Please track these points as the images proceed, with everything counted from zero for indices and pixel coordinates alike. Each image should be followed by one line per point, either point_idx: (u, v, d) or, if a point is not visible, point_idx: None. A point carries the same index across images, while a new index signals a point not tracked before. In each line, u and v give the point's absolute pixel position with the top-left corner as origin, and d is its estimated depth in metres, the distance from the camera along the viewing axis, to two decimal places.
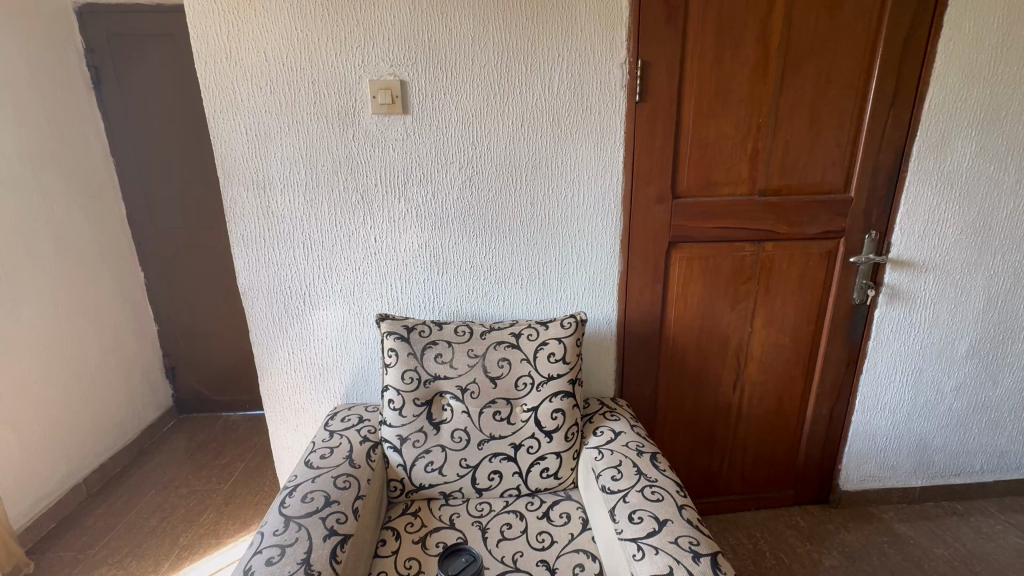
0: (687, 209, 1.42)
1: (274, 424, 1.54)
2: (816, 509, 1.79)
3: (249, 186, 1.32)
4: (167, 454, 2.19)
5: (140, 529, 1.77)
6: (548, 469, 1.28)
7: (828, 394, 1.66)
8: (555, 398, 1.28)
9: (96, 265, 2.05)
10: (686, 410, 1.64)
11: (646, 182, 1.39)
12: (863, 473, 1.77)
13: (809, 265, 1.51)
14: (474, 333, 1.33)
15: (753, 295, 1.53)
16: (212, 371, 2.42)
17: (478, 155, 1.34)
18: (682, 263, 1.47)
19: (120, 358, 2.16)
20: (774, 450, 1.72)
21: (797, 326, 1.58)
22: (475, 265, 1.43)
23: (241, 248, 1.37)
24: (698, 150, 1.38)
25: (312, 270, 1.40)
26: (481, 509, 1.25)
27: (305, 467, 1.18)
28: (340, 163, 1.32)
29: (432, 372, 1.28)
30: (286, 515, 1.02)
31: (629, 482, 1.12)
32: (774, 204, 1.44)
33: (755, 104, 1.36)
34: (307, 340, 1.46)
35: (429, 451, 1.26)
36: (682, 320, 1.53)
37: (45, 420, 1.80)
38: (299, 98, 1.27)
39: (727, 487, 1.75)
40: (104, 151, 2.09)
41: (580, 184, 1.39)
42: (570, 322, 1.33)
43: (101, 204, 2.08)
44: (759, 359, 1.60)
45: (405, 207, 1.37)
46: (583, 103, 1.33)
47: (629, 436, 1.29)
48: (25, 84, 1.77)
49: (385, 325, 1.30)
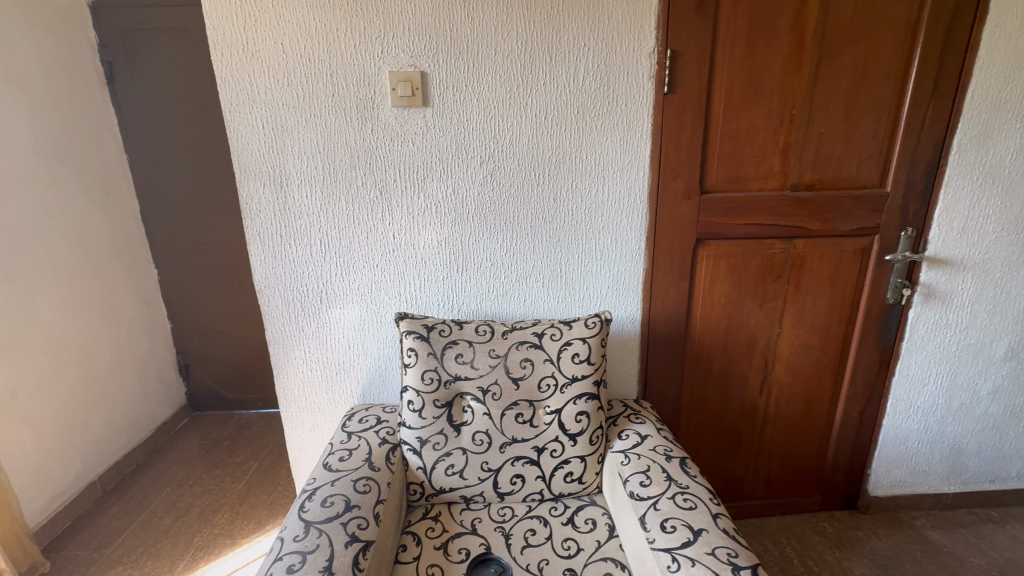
0: (715, 205, 1.37)
1: (289, 425, 1.51)
2: (844, 515, 1.73)
3: (265, 182, 1.29)
4: (181, 452, 2.18)
5: (154, 529, 1.75)
6: (572, 473, 1.24)
7: (859, 397, 1.61)
8: (580, 400, 1.24)
9: (111, 262, 2.04)
10: (711, 413, 1.59)
11: (673, 176, 1.34)
12: (893, 478, 1.72)
13: (841, 263, 1.46)
14: (495, 333, 1.29)
15: (783, 295, 1.48)
16: (225, 369, 2.41)
17: (500, 149, 1.30)
18: (709, 261, 1.42)
19: (134, 356, 2.14)
20: (801, 455, 1.67)
21: (828, 325, 1.52)
22: (496, 263, 1.39)
23: (258, 245, 1.34)
24: (727, 144, 1.33)
25: (329, 267, 1.37)
26: (504, 514, 1.22)
27: (323, 470, 1.15)
28: (358, 157, 1.29)
29: (452, 373, 1.24)
30: (306, 521, 0.99)
31: (659, 489, 1.07)
32: (806, 199, 1.38)
33: (788, 95, 1.30)
34: (324, 339, 1.43)
35: (449, 454, 1.23)
36: (708, 320, 1.49)
37: (59, 418, 1.79)
38: (317, 90, 1.24)
39: (752, 491, 1.70)
40: (118, 147, 2.08)
41: (604, 179, 1.34)
42: (595, 321, 1.29)
43: (115, 201, 2.07)
44: (787, 361, 1.55)
45: (424, 202, 1.33)
46: (609, 95, 1.28)
47: (656, 440, 1.24)
48: (40, 79, 1.76)
49: (404, 324, 1.27)
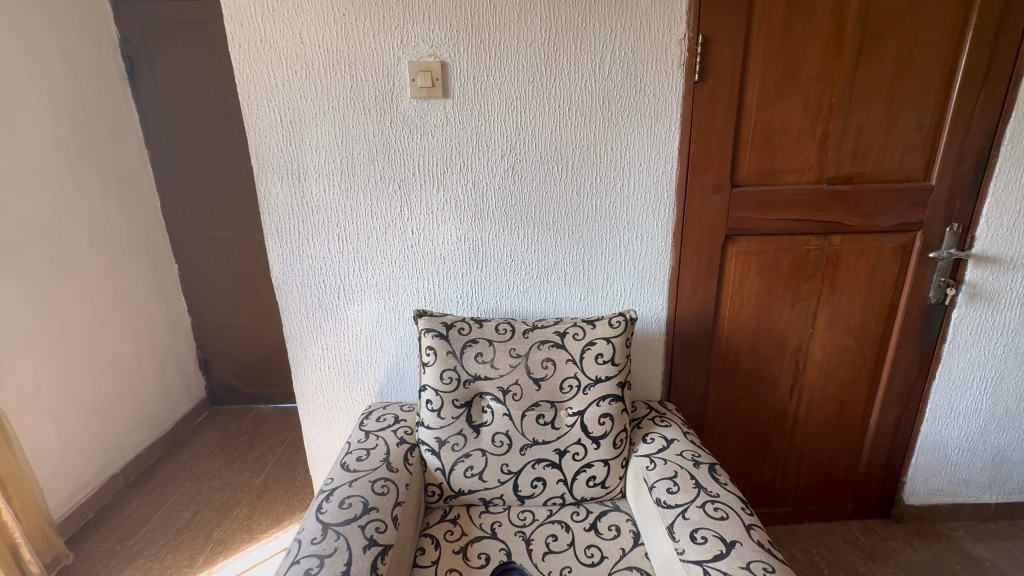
0: (747, 200, 1.30)
1: (307, 422, 1.50)
2: (877, 524, 1.66)
3: (283, 177, 1.27)
4: (200, 446, 2.19)
5: (174, 522, 1.76)
6: (595, 477, 1.20)
7: (895, 401, 1.53)
8: (603, 402, 1.20)
9: (131, 257, 2.05)
10: (738, 416, 1.53)
11: (703, 170, 1.28)
12: (930, 487, 1.64)
13: (880, 261, 1.38)
14: (516, 331, 1.25)
15: (817, 294, 1.41)
16: (243, 364, 2.42)
17: (521, 141, 1.26)
18: (739, 258, 1.36)
19: (155, 351, 2.16)
20: (832, 461, 1.60)
21: (864, 326, 1.45)
22: (517, 259, 1.35)
23: (275, 241, 1.32)
24: (760, 135, 1.27)
25: (346, 262, 1.35)
26: (524, 519, 1.18)
27: (341, 470, 1.13)
28: (377, 150, 1.26)
29: (472, 373, 1.21)
30: (323, 523, 0.97)
31: (688, 496, 1.03)
32: (844, 194, 1.31)
33: (826, 83, 1.23)
34: (341, 335, 1.41)
35: (468, 455, 1.20)
36: (737, 319, 1.43)
37: (82, 411, 1.81)
38: (336, 81, 1.21)
39: (780, 498, 1.64)
40: (138, 142, 2.09)
41: (629, 173, 1.29)
42: (620, 320, 1.24)
43: (136, 196, 2.08)
44: (820, 363, 1.48)
45: (444, 197, 1.30)
46: (636, 85, 1.23)
47: (683, 445, 1.19)
48: (62, 74, 1.77)
49: (423, 322, 1.24)
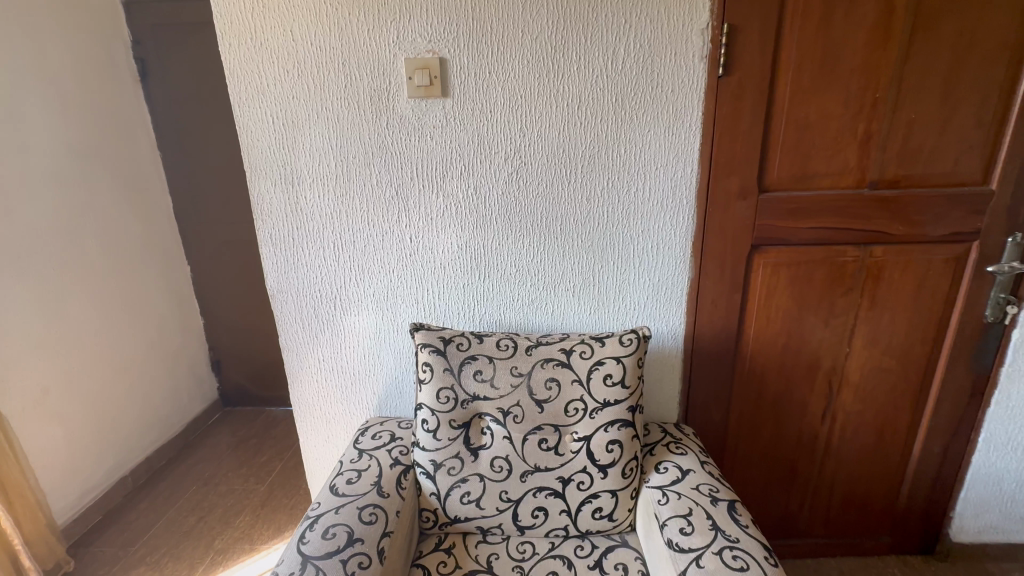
0: (777, 207, 1.18)
1: (304, 435, 1.45)
2: (919, 561, 1.51)
3: (276, 182, 1.21)
4: (210, 449, 2.19)
5: (177, 528, 1.75)
6: (601, 509, 1.11)
7: (943, 429, 1.38)
8: (611, 428, 1.10)
9: (142, 259, 2.04)
10: (763, 441, 1.41)
11: (726, 173, 1.16)
12: (981, 523, 1.48)
13: (928, 275, 1.24)
14: (518, 348, 1.16)
15: (854, 310, 1.27)
16: (254, 366, 2.40)
17: (527, 143, 1.17)
18: (766, 270, 1.24)
19: (166, 353, 2.17)
20: (868, 492, 1.46)
21: (907, 347, 1.31)
22: (522, 270, 1.26)
23: (270, 249, 1.27)
24: (793, 136, 1.14)
25: (342, 271, 1.28)
26: (523, 552, 1.09)
27: (330, 494, 1.07)
28: (373, 153, 1.19)
29: (471, 392, 1.13)
30: (303, 555, 0.91)
31: (703, 540, 0.92)
32: (887, 200, 1.17)
33: (870, 76, 1.10)
34: (339, 347, 1.35)
35: (465, 481, 1.12)
36: (763, 337, 1.30)
37: (91, 414, 1.82)
38: (330, 80, 1.14)
39: (808, 529, 1.51)
40: (150, 143, 2.08)
41: (644, 177, 1.18)
42: (631, 338, 1.14)
43: (148, 197, 2.07)
44: (856, 385, 1.34)
45: (444, 203, 1.22)
46: (652, 80, 1.12)
47: (699, 477, 1.09)
48: (72, 77, 1.76)
49: (419, 336, 1.17)
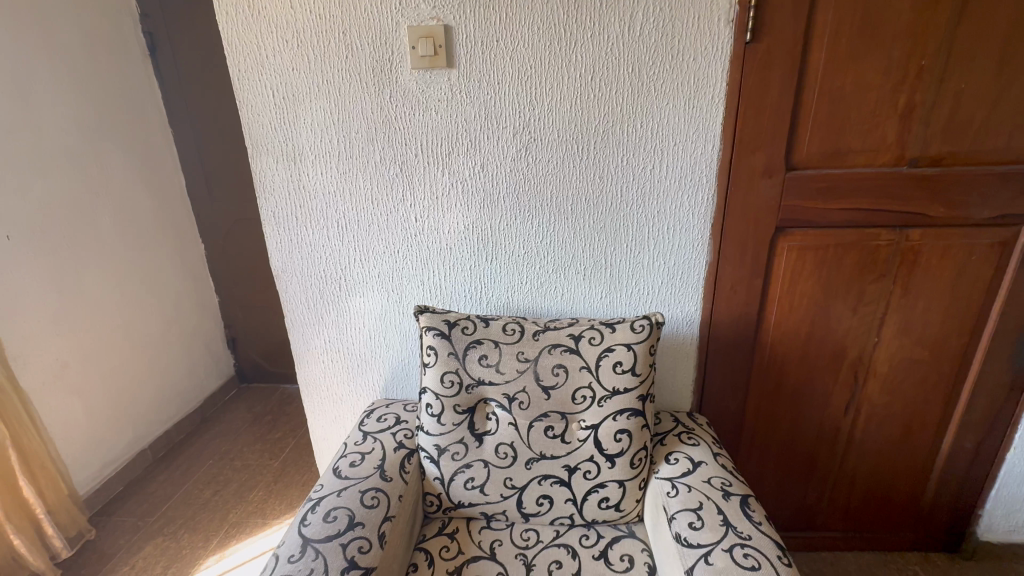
0: (805, 186, 1.10)
1: (311, 415, 1.45)
2: (941, 558, 1.46)
3: (279, 159, 1.18)
4: (227, 424, 2.23)
5: (194, 501, 1.80)
6: (608, 499, 1.08)
7: (976, 426, 1.30)
8: (620, 417, 1.06)
9: (156, 237, 2.05)
10: (781, 433, 1.35)
11: (751, 150, 1.08)
12: (1010, 522, 1.42)
13: (969, 261, 1.15)
14: (525, 333, 1.12)
15: (884, 298, 1.19)
16: (269, 344, 2.43)
17: (536, 118, 1.10)
18: (791, 254, 1.16)
19: (183, 330, 2.20)
20: (891, 488, 1.40)
21: (943, 337, 1.22)
22: (530, 252, 1.21)
23: (273, 227, 1.25)
24: (826, 108, 1.05)
25: (347, 251, 1.25)
26: (527, 539, 1.07)
27: (333, 476, 1.06)
28: (376, 128, 1.14)
29: (476, 377, 1.10)
30: (304, 537, 0.90)
31: (713, 536, 0.89)
32: (927, 178, 1.08)
33: (916, 40, 1.00)
34: (344, 328, 1.33)
35: (469, 466, 1.10)
36: (785, 325, 1.23)
37: (110, 389, 1.86)
38: (331, 51, 1.09)
39: (826, 522, 1.46)
40: (161, 121, 2.07)
41: (661, 154, 1.11)
42: (644, 325, 1.09)
43: (160, 175, 2.07)
44: (884, 377, 1.27)
45: (450, 181, 1.17)
46: (672, 48, 1.04)
47: (711, 470, 1.04)
48: (82, 52, 1.74)
49: (424, 319, 1.13)
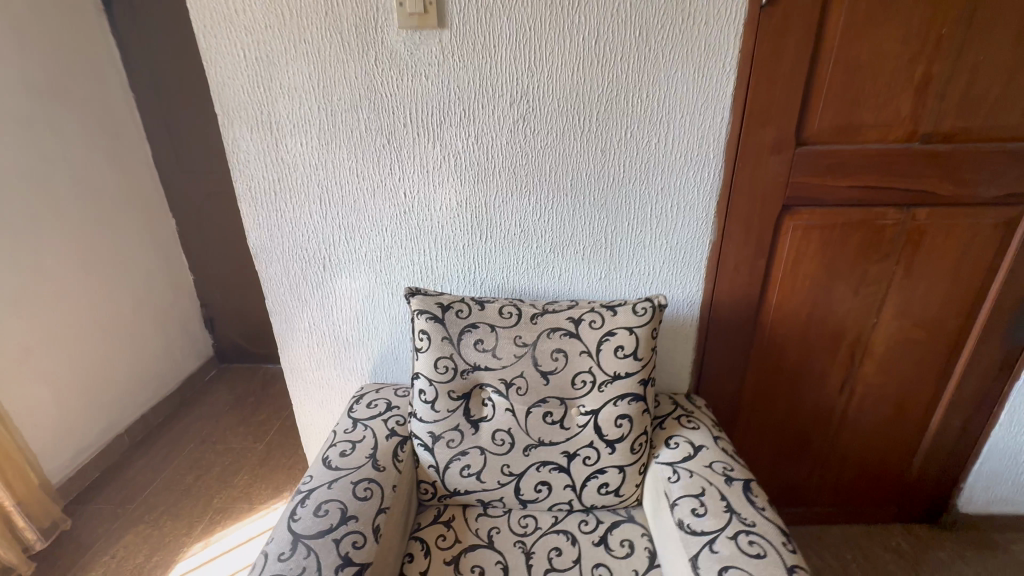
0: (814, 163, 1.05)
1: (297, 399, 1.39)
2: (923, 529, 1.50)
3: (254, 128, 1.08)
4: (208, 406, 2.16)
5: (176, 487, 1.74)
6: (607, 485, 1.05)
7: (965, 404, 1.32)
8: (621, 402, 1.03)
9: (122, 211, 1.92)
10: (776, 413, 1.35)
11: (761, 124, 1.03)
12: (990, 495, 1.46)
13: (972, 242, 1.13)
14: (522, 316, 1.07)
15: (887, 278, 1.17)
16: (249, 323, 2.33)
17: (535, 85, 1.03)
18: (796, 234, 1.13)
19: (156, 310, 2.09)
20: (880, 465, 1.42)
21: (941, 318, 1.22)
22: (527, 230, 1.15)
23: (251, 203, 1.15)
24: (841, 78, 1.00)
25: (331, 228, 1.17)
26: (525, 526, 1.05)
27: (322, 467, 1.01)
28: (361, 96, 1.04)
29: (471, 362, 1.05)
30: (295, 534, 0.86)
31: (717, 523, 0.87)
32: (938, 156, 1.05)
33: (938, 8, 0.94)
34: (330, 310, 1.26)
35: (465, 453, 1.06)
36: (786, 306, 1.21)
37: (80, 373, 1.77)
38: (308, 6, 0.98)
39: (815, 498, 1.48)
40: (122, 84, 1.90)
41: (667, 128, 1.05)
42: (646, 307, 1.04)
43: (123, 144, 1.92)
44: (880, 358, 1.27)
45: (442, 154, 1.09)
46: (683, 10, 0.96)
47: (712, 455, 1.03)
48: (28, 5, 1.57)
49: (415, 301, 1.07)
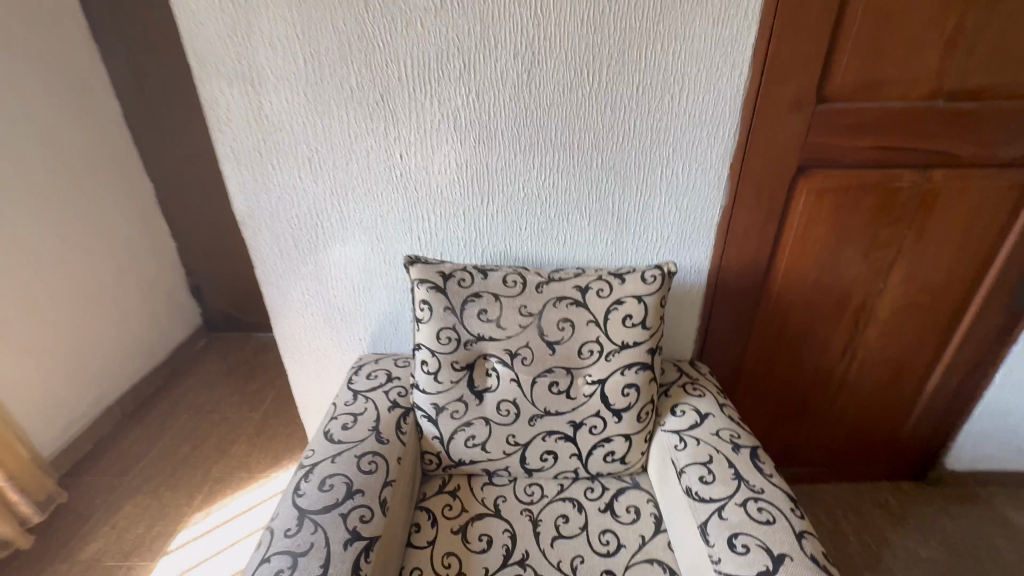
0: (833, 122, 1.00)
1: (293, 370, 1.35)
2: (910, 486, 1.55)
3: (233, 83, 0.99)
4: (200, 376, 2.12)
5: (172, 458, 1.72)
6: (613, 453, 1.05)
7: (963, 367, 1.33)
8: (629, 371, 1.01)
9: (95, 175, 1.80)
10: (778, 378, 1.35)
11: (782, 80, 0.97)
12: (978, 453, 1.50)
13: (986, 206, 1.10)
14: (527, 285, 1.03)
15: (897, 243, 1.15)
16: (238, 291, 2.26)
17: (541, 35, 0.94)
18: (809, 197, 1.09)
19: (139, 279, 2.01)
20: (874, 426, 1.45)
21: (947, 283, 1.21)
22: (531, 194, 1.10)
23: (235, 167, 1.07)
24: (869, 27, 0.93)
25: (322, 193, 1.10)
26: (532, 494, 1.05)
27: (325, 440, 0.99)
28: (351, 45, 0.95)
29: (475, 333, 1.02)
30: (300, 509, 0.84)
31: (725, 491, 0.88)
32: (962, 114, 1.00)
33: None
34: (324, 279, 1.21)
35: (470, 424, 1.05)
36: (795, 272, 1.18)
37: (64, 345, 1.71)
38: None
39: (809, 459, 1.51)
40: (84, 34, 1.74)
41: (682, 83, 0.98)
42: (655, 275, 1.01)
43: (92, 101, 1.78)
44: (884, 323, 1.26)
45: (440, 112, 1.01)
46: None
47: (719, 422, 1.02)
48: None
49: (415, 270, 1.02)
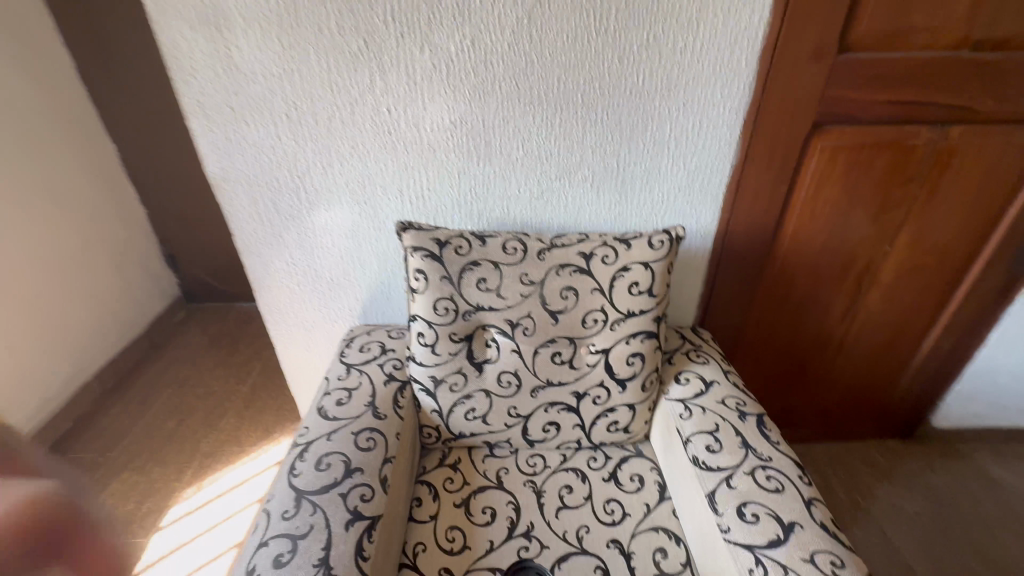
0: (853, 75, 0.94)
1: (280, 343, 1.29)
2: (897, 443, 1.60)
3: (196, 26, 0.88)
4: (181, 349, 2.04)
5: (158, 433, 1.67)
6: (617, 422, 1.03)
7: (959, 329, 1.34)
8: (634, 340, 0.98)
9: (54, 134, 1.66)
10: (777, 342, 1.34)
11: (803, 26, 0.89)
12: (964, 410, 1.54)
13: (999, 165, 1.07)
14: (528, 252, 0.98)
15: (907, 204, 1.11)
16: (216, 260, 2.15)
17: None
18: (822, 157, 1.04)
19: (108, 249, 1.89)
20: (868, 388, 1.46)
21: (952, 245, 1.19)
22: (531, 153, 1.02)
23: (205, 124, 0.97)
24: None
25: (304, 154, 1.01)
26: (534, 465, 1.04)
27: (319, 417, 0.94)
28: None
29: (474, 303, 0.97)
30: (297, 490, 0.80)
31: (733, 459, 0.86)
32: (986, 66, 0.94)
33: None
34: (309, 247, 1.13)
35: (470, 397, 1.01)
36: (802, 235, 1.15)
37: (32, 319, 1.61)
38: None
39: (803, 421, 1.53)
40: None
41: (696, 30, 0.90)
42: (663, 240, 0.96)
43: (42, 50, 1.61)
44: (887, 286, 1.25)
45: (432, 62, 0.92)
46: None
47: (724, 390, 1.00)
48: None
49: (408, 237, 0.95)
